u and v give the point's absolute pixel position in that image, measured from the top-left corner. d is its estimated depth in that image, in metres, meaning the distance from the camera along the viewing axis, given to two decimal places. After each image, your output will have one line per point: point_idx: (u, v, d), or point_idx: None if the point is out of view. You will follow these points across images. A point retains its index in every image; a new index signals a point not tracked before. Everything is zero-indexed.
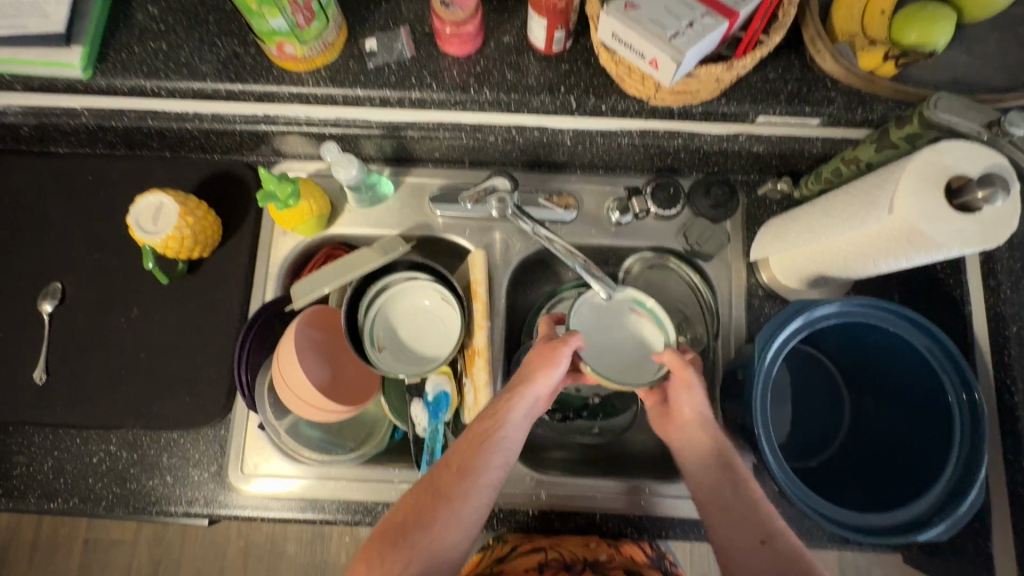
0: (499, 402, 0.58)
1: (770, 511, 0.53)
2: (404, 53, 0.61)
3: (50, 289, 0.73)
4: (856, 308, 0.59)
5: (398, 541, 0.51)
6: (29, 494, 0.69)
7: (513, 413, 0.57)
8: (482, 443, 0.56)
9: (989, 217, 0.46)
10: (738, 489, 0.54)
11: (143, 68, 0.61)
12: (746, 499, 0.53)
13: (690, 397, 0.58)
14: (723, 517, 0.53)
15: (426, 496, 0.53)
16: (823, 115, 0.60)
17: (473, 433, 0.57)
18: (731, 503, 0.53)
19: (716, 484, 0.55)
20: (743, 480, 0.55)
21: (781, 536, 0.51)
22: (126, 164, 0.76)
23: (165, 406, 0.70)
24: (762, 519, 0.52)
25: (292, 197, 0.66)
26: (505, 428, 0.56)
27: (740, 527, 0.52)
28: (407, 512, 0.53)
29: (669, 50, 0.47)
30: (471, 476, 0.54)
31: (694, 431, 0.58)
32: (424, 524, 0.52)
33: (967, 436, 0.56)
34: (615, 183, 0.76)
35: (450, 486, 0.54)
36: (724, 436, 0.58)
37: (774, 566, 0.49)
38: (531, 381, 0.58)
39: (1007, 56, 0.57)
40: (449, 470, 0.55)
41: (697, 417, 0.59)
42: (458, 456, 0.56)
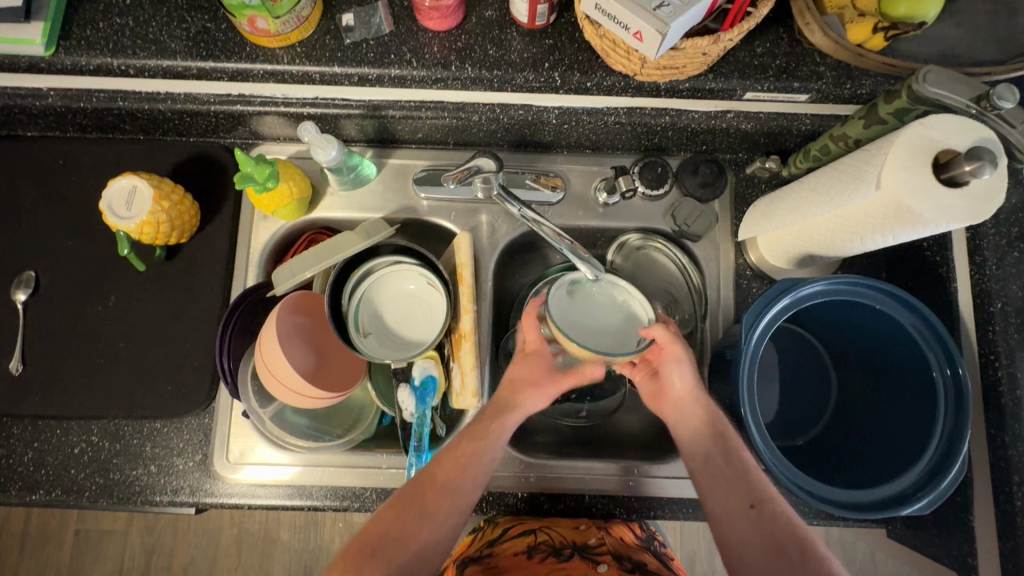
0: (490, 421, 0.60)
1: (760, 476, 0.55)
2: (382, 28, 0.59)
3: (22, 277, 0.71)
4: (845, 286, 0.59)
5: (379, 553, 0.53)
6: (10, 486, 0.68)
7: (501, 437, 0.59)
8: (470, 465, 0.57)
9: (977, 191, 0.45)
10: (729, 457, 0.55)
11: (109, 46, 0.58)
12: (736, 465, 0.55)
13: (678, 370, 0.59)
14: (714, 485, 0.55)
15: (412, 508, 0.55)
16: (812, 90, 0.59)
17: (458, 448, 0.58)
18: (722, 474, 0.55)
19: (708, 455, 0.56)
20: (735, 449, 0.56)
21: (770, 501, 0.53)
22: (98, 148, 0.74)
23: (147, 395, 0.69)
24: (752, 486, 0.54)
25: (271, 179, 0.64)
26: (490, 450, 0.59)
27: (730, 494, 0.54)
28: (391, 519, 0.55)
29: (653, 21, 0.45)
30: (457, 494, 0.56)
31: (687, 407, 0.59)
32: (406, 537, 0.54)
33: (950, 414, 0.56)
34: (602, 163, 0.75)
35: (436, 502, 0.56)
36: (717, 409, 0.58)
37: (762, 533, 0.51)
38: (526, 403, 0.61)
39: (996, 28, 0.56)
40: (435, 485, 0.56)
41: (688, 391, 0.59)
42: (445, 474, 0.57)
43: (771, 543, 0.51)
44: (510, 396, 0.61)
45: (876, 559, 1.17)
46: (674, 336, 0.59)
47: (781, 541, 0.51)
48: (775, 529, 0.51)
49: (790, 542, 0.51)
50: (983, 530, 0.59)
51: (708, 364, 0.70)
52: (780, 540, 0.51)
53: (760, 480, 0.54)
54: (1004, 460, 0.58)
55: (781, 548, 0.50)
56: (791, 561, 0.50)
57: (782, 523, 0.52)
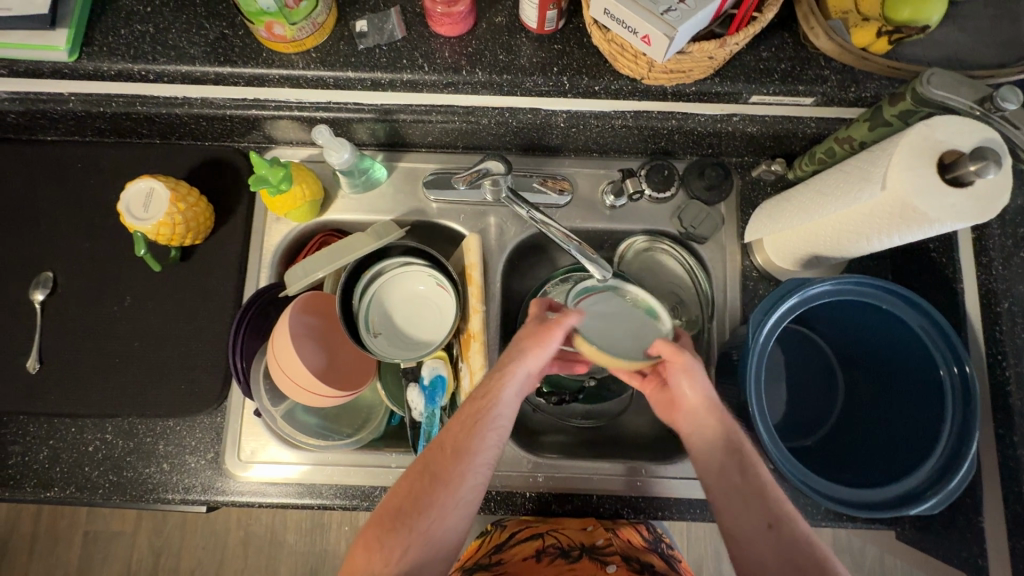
0: (488, 382, 0.58)
1: (777, 493, 0.54)
2: (395, 34, 0.60)
3: (41, 278, 0.73)
4: (851, 286, 0.59)
5: (397, 526, 0.52)
6: (26, 483, 0.69)
7: (504, 393, 0.57)
8: (475, 426, 0.55)
9: (981, 191, 0.46)
10: (746, 473, 0.54)
11: (129, 52, 0.60)
12: (754, 483, 0.54)
13: (691, 383, 0.57)
14: (730, 502, 0.53)
15: (422, 478, 0.54)
16: (817, 94, 0.60)
17: (466, 413, 0.57)
18: (737, 492, 0.53)
19: (724, 470, 0.54)
20: (752, 465, 0.55)
21: (786, 521, 0.52)
22: (116, 151, 0.75)
23: (161, 394, 0.70)
24: (769, 503, 0.53)
25: (285, 181, 0.65)
26: (497, 408, 0.56)
27: (746, 513, 0.52)
28: (405, 497, 0.53)
29: (660, 25, 0.46)
30: (466, 458, 0.54)
31: (701, 417, 0.57)
32: (422, 507, 0.52)
33: (959, 410, 0.56)
34: (609, 166, 0.76)
35: (446, 467, 0.54)
36: (733, 422, 0.57)
37: (780, 551, 0.50)
38: (523, 361, 0.58)
39: (999, 33, 0.57)
40: (443, 452, 0.55)
41: (702, 402, 0.57)
42: (451, 438, 0.55)
43: (789, 564, 0.50)
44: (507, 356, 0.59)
45: (884, 564, 1.16)
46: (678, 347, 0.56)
47: (799, 562, 0.50)
48: (793, 550, 0.50)
49: (808, 563, 0.50)
50: (993, 532, 0.59)
51: (716, 365, 0.71)
52: (798, 561, 0.50)
53: (777, 500, 0.53)
54: (1013, 460, 0.58)
55: (800, 570, 0.50)
56: None
57: (799, 543, 0.51)
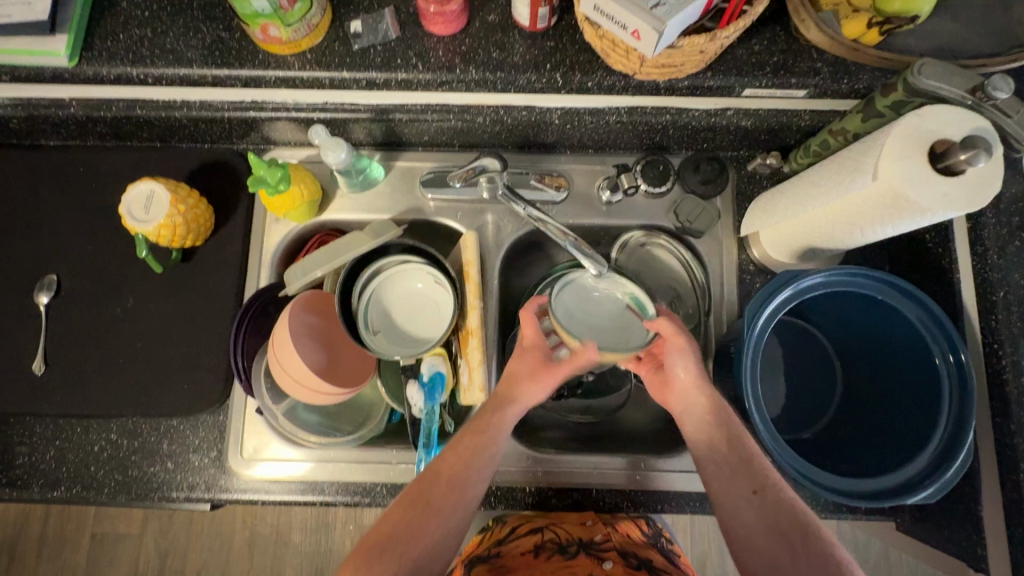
0: (491, 412, 0.61)
1: (764, 462, 0.56)
2: (389, 33, 0.61)
3: (44, 281, 0.74)
4: (845, 277, 0.59)
5: (390, 551, 0.53)
6: (33, 483, 0.70)
7: (500, 426, 0.60)
8: (472, 455, 0.58)
9: (973, 179, 0.46)
10: (733, 446, 0.56)
11: (128, 56, 0.61)
12: (742, 452, 0.56)
13: (682, 361, 0.59)
14: (719, 474, 0.56)
15: (418, 504, 0.56)
16: (809, 86, 0.60)
17: (463, 444, 0.59)
18: (726, 462, 0.56)
19: (714, 442, 0.57)
20: (739, 436, 0.57)
21: (773, 487, 0.54)
22: (117, 155, 0.76)
23: (164, 393, 0.71)
24: (756, 473, 0.55)
25: (283, 182, 0.66)
26: (494, 440, 0.59)
27: (734, 480, 0.55)
28: (399, 520, 0.55)
29: (650, 20, 0.46)
30: (459, 491, 0.57)
31: (692, 395, 0.59)
32: (415, 530, 0.55)
33: (956, 400, 0.56)
34: (605, 162, 0.76)
35: (444, 491, 0.57)
36: (721, 399, 0.59)
37: (767, 516, 0.53)
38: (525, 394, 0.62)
39: (991, 22, 0.57)
40: (440, 476, 0.57)
41: (692, 380, 0.59)
42: (447, 467, 0.58)
43: (775, 530, 0.52)
44: (508, 390, 0.62)
45: (889, 557, 1.16)
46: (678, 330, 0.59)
47: (783, 527, 0.52)
48: (778, 517, 0.52)
49: (793, 529, 0.52)
50: (993, 521, 0.58)
51: (713, 358, 0.71)
52: (782, 525, 0.52)
53: (764, 468, 0.55)
54: (1011, 448, 0.58)
55: (783, 534, 0.52)
56: (793, 547, 0.51)
57: (784, 509, 0.53)
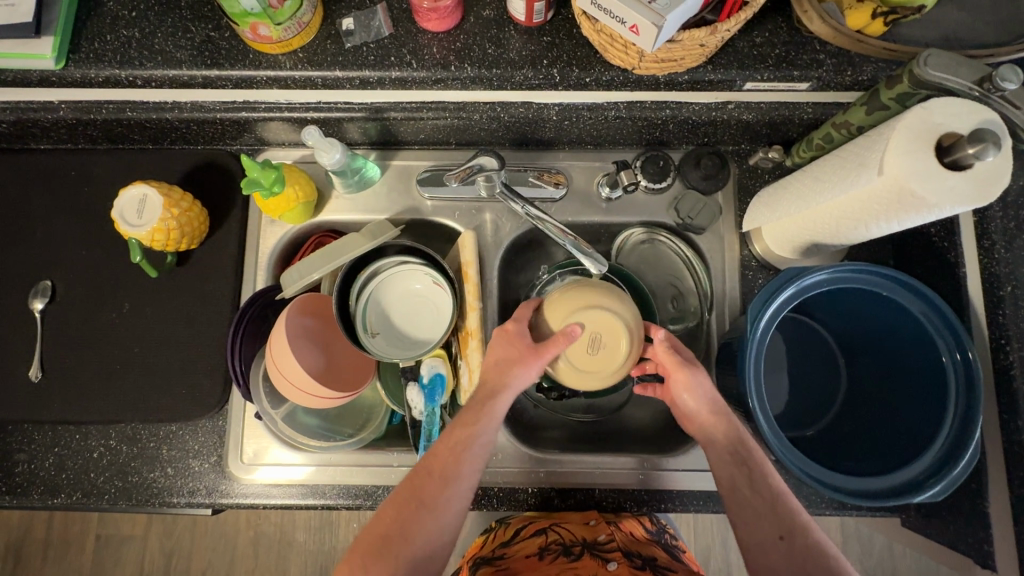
0: (479, 406, 0.57)
1: (790, 502, 0.54)
2: (382, 31, 0.59)
3: (39, 287, 0.73)
4: (848, 273, 0.58)
5: (383, 553, 0.52)
6: (33, 490, 0.70)
7: (487, 419, 0.57)
8: (461, 451, 0.56)
9: (982, 174, 0.45)
10: (757, 485, 0.54)
11: (116, 58, 0.59)
12: (767, 494, 0.54)
13: (691, 394, 0.57)
14: (743, 511, 0.54)
15: (411, 504, 0.54)
16: (812, 79, 0.58)
17: (451, 437, 0.57)
18: (749, 502, 0.54)
19: (735, 481, 0.55)
20: (763, 475, 0.55)
21: (800, 531, 0.52)
22: (109, 158, 0.75)
23: (162, 399, 0.71)
24: (783, 516, 0.52)
25: (277, 183, 0.65)
26: (479, 432, 0.56)
27: (758, 523, 0.53)
28: (394, 518, 0.54)
29: (648, 14, 0.45)
30: (452, 486, 0.55)
31: (708, 425, 0.57)
32: (407, 535, 0.53)
33: (961, 399, 0.55)
34: (604, 158, 0.75)
35: (436, 492, 0.55)
36: (742, 429, 0.56)
37: (793, 562, 0.51)
38: (514, 382, 0.56)
39: (998, 10, 0.56)
40: (431, 478, 0.55)
41: (705, 410, 0.57)
42: (437, 463, 0.56)
43: (800, 575, 0.50)
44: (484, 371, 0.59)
45: (892, 549, 1.16)
46: (679, 361, 0.56)
47: (810, 573, 0.50)
48: (806, 563, 0.50)
49: (820, 573, 0.50)
50: (999, 518, 0.58)
51: (716, 356, 0.71)
52: (809, 571, 0.50)
53: (791, 510, 0.52)
54: (1017, 445, 0.58)
55: None
56: None
57: (814, 555, 0.51)
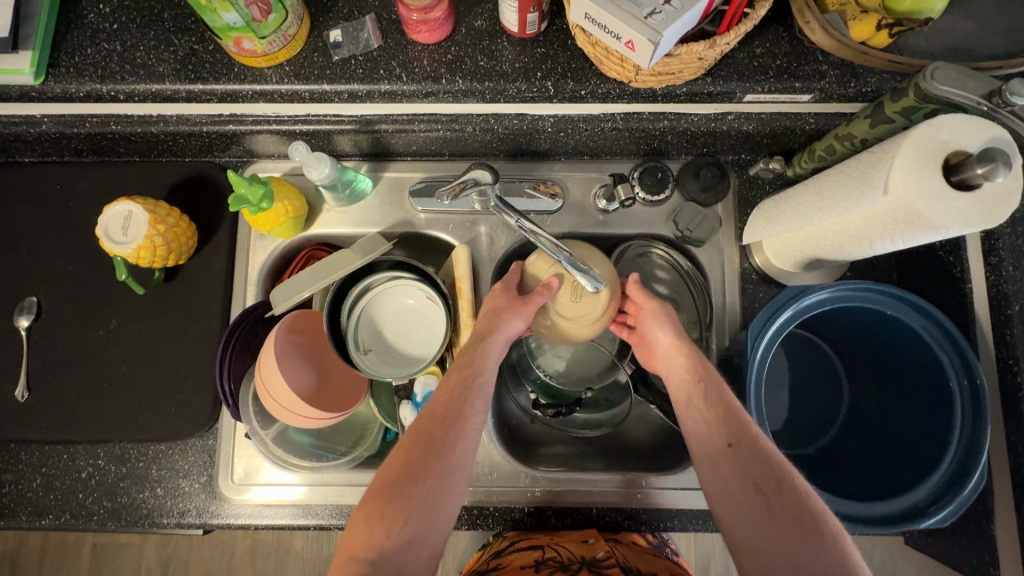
0: (469, 352, 0.57)
1: (742, 415, 0.51)
2: (370, 43, 0.58)
3: (24, 304, 0.71)
4: (849, 292, 0.57)
5: (394, 499, 0.49)
6: (20, 511, 0.68)
7: (488, 362, 0.57)
8: (463, 392, 0.54)
9: (990, 195, 0.43)
10: (710, 398, 0.53)
11: (97, 72, 0.58)
12: (719, 406, 0.52)
13: (659, 326, 0.59)
14: (694, 423, 0.52)
15: (416, 450, 0.52)
16: (814, 90, 0.57)
17: (452, 381, 0.55)
18: (704, 417, 0.52)
19: (690, 397, 0.54)
20: (717, 391, 0.53)
21: (749, 441, 0.49)
22: (95, 171, 0.74)
23: (151, 418, 0.69)
24: (730, 423, 0.50)
25: (265, 200, 0.63)
26: (482, 373, 0.56)
27: (708, 434, 0.51)
28: (399, 467, 0.51)
29: (645, 30, 0.43)
30: (455, 426, 0.53)
31: (673, 357, 0.57)
32: (418, 476, 0.50)
33: (967, 426, 0.54)
34: (601, 169, 0.73)
35: (443, 431, 0.52)
36: (704, 357, 0.56)
37: (737, 468, 0.48)
38: (504, 326, 0.58)
39: (1007, 20, 0.54)
40: (434, 421, 0.53)
41: (671, 342, 0.58)
42: (440, 407, 0.54)
43: (747, 485, 0.48)
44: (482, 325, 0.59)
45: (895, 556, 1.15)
46: (650, 295, 0.61)
47: (759, 483, 0.47)
48: (754, 470, 0.48)
49: (768, 482, 0.47)
50: (1007, 541, 0.57)
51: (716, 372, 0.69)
52: (756, 478, 0.48)
53: (740, 421, 0.50)
54: None
55: (760, 491, 0.47)
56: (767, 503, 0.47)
57: (760, 462, 0.48)
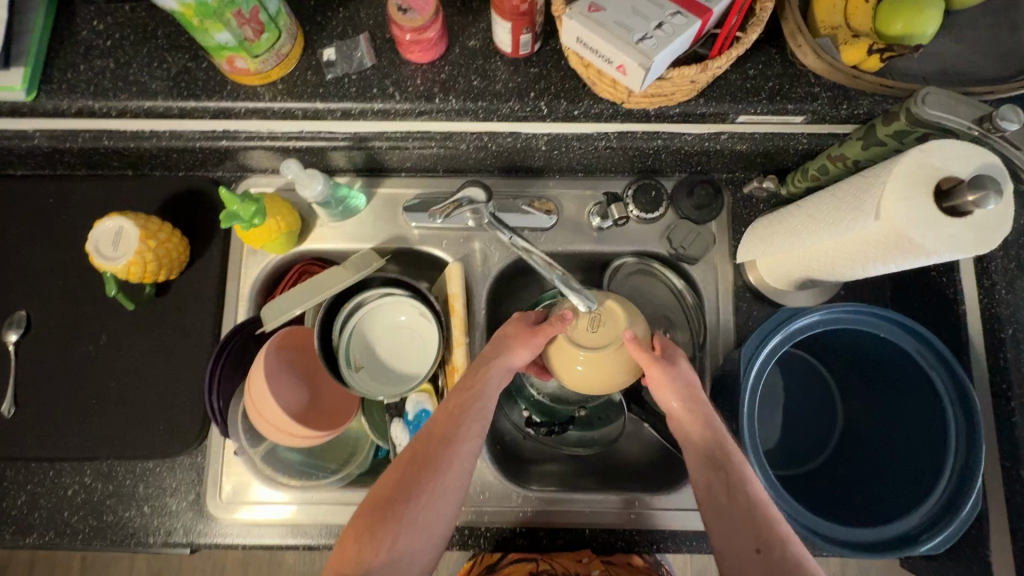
0: (472, 373, 0.56)
1: (769, 512, 0.48)
2: (364, 62, 0.58)
3: (13, 318, 0.71)
4: (843, 313, 0.56)
5: (385, 518, 0.47)
6: (4, 530, 0.67)
7: (488, 388, 0.54)
8: (459, 414, 0.53)
9: (981, 221, 0.43)
10: (734, 492, 0.49)
11: (89, 89, 0.57)
12: (744, 500, 0.48)
13: (673, 392, 0.54)
14: (718, 521, 0.48)
15: (409, 470, 0.50)
16: (807, 112, 0.57)
17: (450, 403, 0.54)
18: (727, 508, 0.48)
19: (712, 487, 0.49)
20: (740, 482, 0.49)
21: (781, 544, 0.46)
22: (88, 184, 0.73)
23: (139, 434, 0.69)
24: (760, 525, 0.47)
25: (257, 216, 0.63)
26: (482, 399, 0.54)
27: (736, 532, 0.47)
28: (390, 486, 0.49)
29: (636, 55, 0.43)
30: (452, 445, 0.51)
31: (688, 427, 0.53)
32: (412, 494, 0.49)
33: (962, 449, 0.53)
34: (595, 186, 0.73)
35: (436, 454, 0.51)
36: (720, 431, 0.52)
37: None
38: (508, 356, 0.56)
39: (998, 46, 0.54)
40: (433, 438, 0.52)
41: (686, 411, 0.53)
42: (436, 426, 0.53)
43: None
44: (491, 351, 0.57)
45: None
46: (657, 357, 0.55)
47: None
48: None
49: None
50: (1002, 567, 0.56)
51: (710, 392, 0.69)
52: None
53: (771, 520, 0.46)
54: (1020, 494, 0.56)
55: None
56: None
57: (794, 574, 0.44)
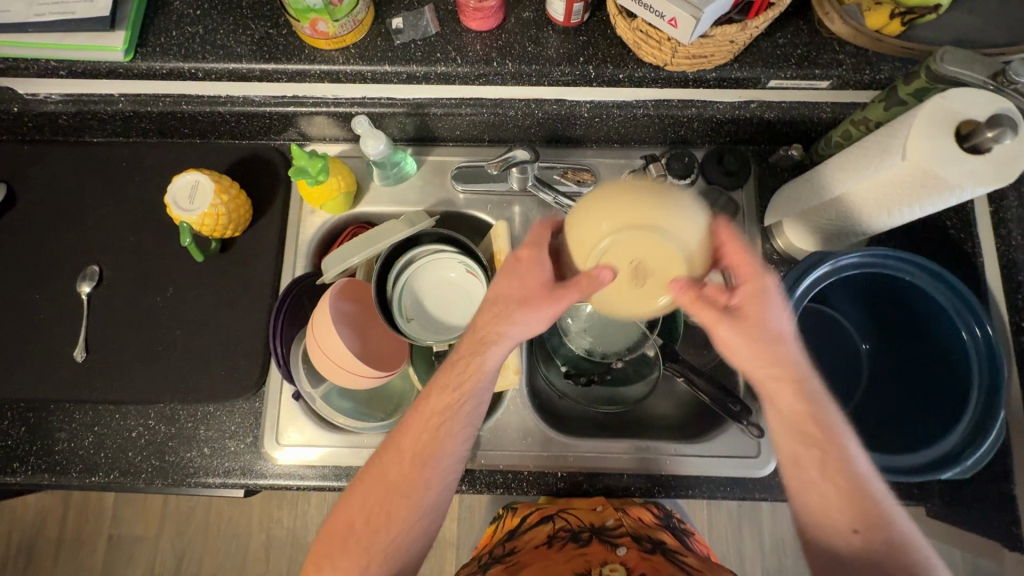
0: (452, 381, 0.57)
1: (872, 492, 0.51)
2: (429, 29, 0.64)
3: (87, 271, 0.76)
4: (876, 259, 0.62)
5: (358, 538, 0.55)
6: (72, 468, 0.71)
7: (461, 402, 0.57)
8: (432, 432, 0.56)
9: (1000, 156, 0.48)
10: (828, 469, 0.52)
11: (181, 52, 0.63)
12: (842, 479, 0.51)
13: (766, 353, 0.52)
14: (809, 497, 0.52)
15: (381, 493, 0.56)
16: (832, 77, 0.62)
17: (423, 419, 0.57)
18: (821, 486, 0.52)
19: (799, 462, 0.53)
20: (838, 459, 0.52)
21: (880, 525, 0.50)
22: (159, 150, 0.79)
23: (202, 379, 0.73)
24: (861, 509, 0.50)
25: (323, 172, 0.68)
26: (456, 415, 0.57)
27: (836, 511, 0.51)
28: (360, 510, 0.56)
29: (687, 8, 0.49)
30: (423, 466, 0.56)
31: (779, 389, 0.53)
32: (380, 518, 0.55)
33: (986, 372, 0.58)
34: (630, 156, 0.79)
35: (406, 477, 0.56)
36: (816, 402, 0.53)
37: (864, 555, 0.49)
38: (517, 330, 0.54)
39: (1006, 16, 0.60)
40: (402, 461, 0.56)
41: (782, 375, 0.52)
42: (410, 446, 0.57)
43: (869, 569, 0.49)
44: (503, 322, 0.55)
45: None
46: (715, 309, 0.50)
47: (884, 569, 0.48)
48: (883, 558, 0.49)
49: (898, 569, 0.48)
50: None
51: None
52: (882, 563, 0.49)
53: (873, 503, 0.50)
54: None
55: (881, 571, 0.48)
56: None
57: (891, 551, 0.49)
